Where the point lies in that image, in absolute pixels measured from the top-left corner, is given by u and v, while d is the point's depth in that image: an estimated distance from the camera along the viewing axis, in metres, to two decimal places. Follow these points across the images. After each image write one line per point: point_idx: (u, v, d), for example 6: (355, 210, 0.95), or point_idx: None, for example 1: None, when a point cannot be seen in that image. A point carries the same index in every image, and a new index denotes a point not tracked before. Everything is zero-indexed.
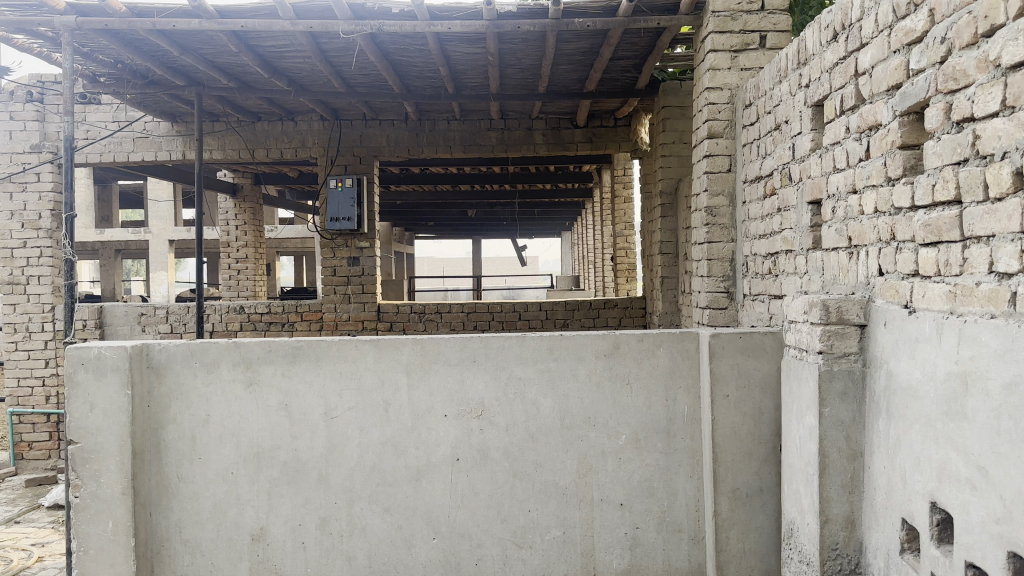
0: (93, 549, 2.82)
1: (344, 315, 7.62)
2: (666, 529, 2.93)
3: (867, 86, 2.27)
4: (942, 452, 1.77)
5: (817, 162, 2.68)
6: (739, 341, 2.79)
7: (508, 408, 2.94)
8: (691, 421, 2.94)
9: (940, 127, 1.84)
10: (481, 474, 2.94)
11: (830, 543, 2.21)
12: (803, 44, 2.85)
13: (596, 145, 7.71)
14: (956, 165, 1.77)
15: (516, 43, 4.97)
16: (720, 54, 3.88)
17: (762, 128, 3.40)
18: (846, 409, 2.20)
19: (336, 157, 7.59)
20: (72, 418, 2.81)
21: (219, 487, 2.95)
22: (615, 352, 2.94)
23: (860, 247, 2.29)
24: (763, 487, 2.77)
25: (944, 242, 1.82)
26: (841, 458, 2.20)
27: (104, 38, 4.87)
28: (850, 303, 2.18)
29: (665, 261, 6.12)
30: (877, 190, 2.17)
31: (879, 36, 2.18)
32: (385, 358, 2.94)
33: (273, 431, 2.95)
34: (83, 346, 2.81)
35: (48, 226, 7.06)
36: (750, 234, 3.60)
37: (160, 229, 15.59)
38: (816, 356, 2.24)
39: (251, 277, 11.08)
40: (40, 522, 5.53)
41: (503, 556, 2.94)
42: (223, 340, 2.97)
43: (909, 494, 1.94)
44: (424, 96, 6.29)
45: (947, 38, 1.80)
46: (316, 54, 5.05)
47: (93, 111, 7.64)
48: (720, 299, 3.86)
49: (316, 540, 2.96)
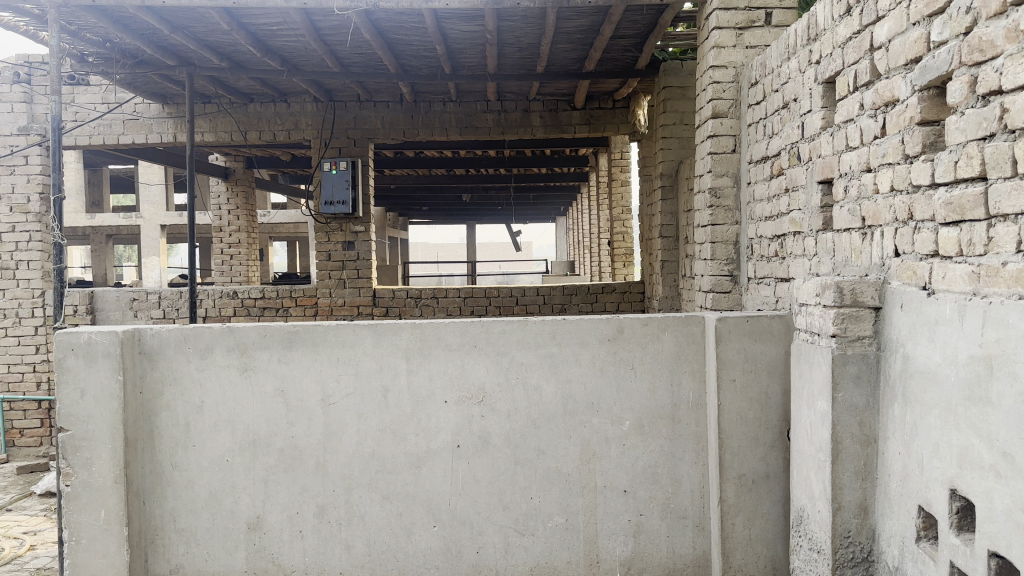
0: (85, 538, 2.75)
1: (340, 301, 7.52)
2: (671, 515, 2.89)
3: (884, 61, 2.19)
4: (963, 438, 1.72)
5: (828, 140, 2.61)
6: (746, 325, 2.73)
7: (510, 394, 2.88)
8: (696, 406, 2.88)
9: (964, 101, 1.77)
10: (482, 461, 2.88)
11: (843, 530, 2.16)
12: (814, 20, 2.76)
13: (594, 127, 7.60)
14: (981, 140, 1.71)
15: (514, 20, 4.86)
16: (725, 31, 3.78)
17: (768, 107, 3.32)
18: (859, 393, 2.14)
19: (330, 139, 7.45)
20: (62, 404, 2.73)
21: (214, 475, 2.88)
22: (618, 338, 2.87)
23: (874, 228, 2.23)
24: (770, 473, 2.73)
25: (967, 220, 1.76)
26: (854, 444, 2.15)
27: (92, 15, 4.72)
28: (864, 285, 2.12)
29: (665, 245, 6.07)
30: (894, 169, 2.11)
31: (897, 9, 2.11)
32: (383, 343, 2.87)
33: (269, 418, 2.87)
34: (73, 331, 2.73)
35: (37, 210, 6.93)
36: (755, 216, 3.54)
37: (151, 214, 15.31)
38: (829, 340, 2.18)
39: (244, 262, 11.01)
40: (32, 510, 5.46)
41: (505, 544, 2.89)
42: (217, 325, 2.88)
43: (927, 481, 1.89)
44: (420, 76, 6.17)
45: (972, 8, 1.72)
46: (309, 32, 4.92)
47: (82, 93, 7.47)
48: (723, 283, 3.80)
49: (314, 528, 2.90)
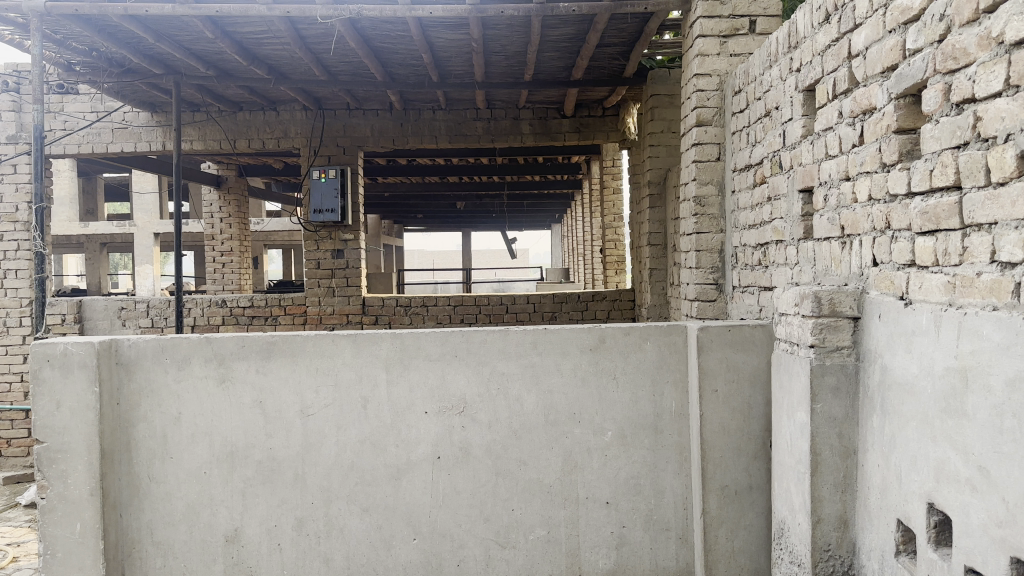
0: (60, 552, 2.71)
1: (329, 309, 7.48)
2: (654, 527, 2.85)
3: (861, 69, 2.18)
4: (940, 451, 1.69)
5: (808, 148, 2.59)
6: (728, 334, 2.70)
7: (490, 404, 2.84)
8: (678, 416, 2.85)
9: (938, 109, 1.75)
10: (463, 473, 2.85)
11: (823, 544, 2.14)
12: (794, 28, 2.75)
13: (584, 135, 7.60)
14: (956, 149, 1.69)
15: (500, 28, 4.85)
16: (709, 39, 3.77)
17: (751, 115, 3.30)
18: (838, 404, 2.12)
19: (319, 147, 7.42)
20: (37, 416, 2.69)
21: (192, 487, 2.84)
22: (600, 346, 2.84)
23: (853, 237, 2.21)
24: (753, 484, 2.70)
25: (943, 230, 1.73)
26: (834, 456, 2.12)
27: (76, 24, 4.71)
28: (842, 295, 2.10)
29: (654, 253, 6.06)
30: (871, 178, 2.09)
31: (874, 16, 2.09)
32: (362, 354, 2.84)
33: (247, 429, 2.83)
34: (49, 342, 2.68)
35: (24, 218, 6.88)
36: (739, 224, 3.52)
37: (144, 222, 15.27)
38: (807, 350, 2.16)
39: (236, 270, 10.95)
40: (16, 521, 5.40)
41: (486, 556, 2.85)
42: (195, 336, 2.85)
43: (905, 494, 1.86)
44: (408, 84, 6.15)
45: (946, 15, 1.70)
46: (294, 40, 4.91)
47: (71, 101, 7.45)
48: (708, 291, 3.78)
49: (292, 541, 2.85)
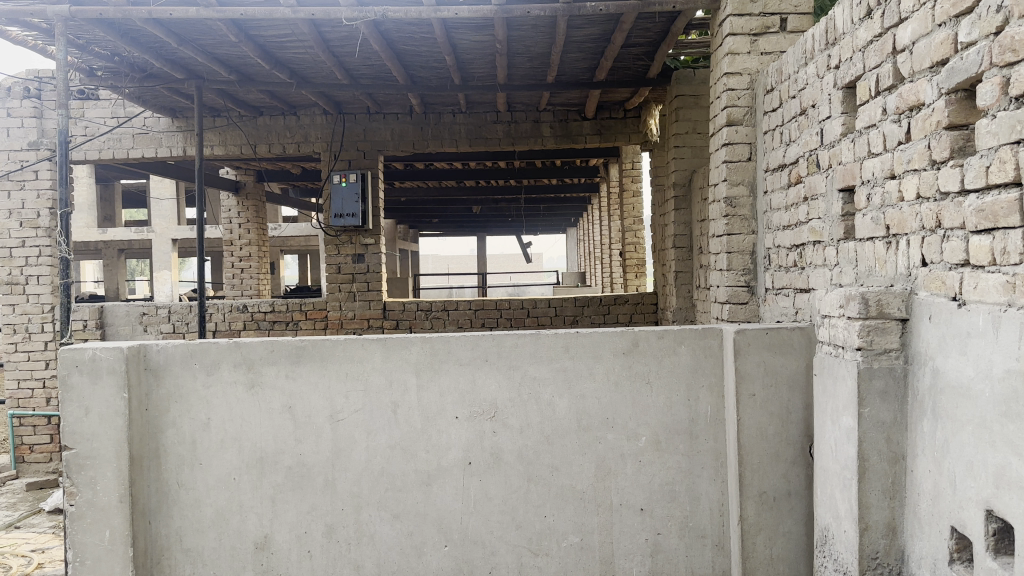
0: (90, 558, 2.70)
1: (350, 313, 7.50)
2: (689, 534, 2.79)
3: (907, 64, 2.12)
4: (1001, 457, 1.63)
5: (849, 146, 2.54)
6: (765, 338, 2.64)
7: (522, 409, 2.80)
8: (714, 421, 2.79)
9: (995, 103, 1.69)
10: (494, 478, 2.81)
11: (871, 551, 2.07)
12: (832, 24, 2.70)
13: (605, 137, 7.56)
14: (1014, 144, 1.63)
15: (524, 29, 4.84)
16: (740, 37, 3.74)
17: (785, 113, 3.25)
18: (886, 408, 2.06)
19: (339, 151, 7.45)
20: (67, 422, 2.68)
21: (221, 494, 2.82)
22: (633, 350, 2.80)
23: (900, 237, 2.16)
24: (792, 490, 2.63)
25: (1000, 228, 1.67)
26: (881, 462, 2.06)
27: (100, 29, 4.76)
28: (890, 297, 2.04)
29: (679, 255, 6.00)
30: (920, 175, 2.03)
31: (921, 10, 2.04)
32: (393, 358, 2.81)
33: (276, 434, 2.82)
34: (77, 347, 2.68)
35: (46, 224, 6.95)
36: (773, 225, 3.46)
37: (162, 228, 15.41)
38: (854, 353, 2.11)
39: (255, 275, 10.97)
40: (40, 527, 5.43)
41: (518, 563, 2.81)
42: (224, 340, 2.84)
43: (960, 501, 1.79)
44: (429, 87, 6.15)
45: (1003, 7, 1.65)
46: (318, 43, 4.91)
47: (92, 108, 7.55)
48: (740, 293, 3.72)
49: (322, 548, 2.83)
